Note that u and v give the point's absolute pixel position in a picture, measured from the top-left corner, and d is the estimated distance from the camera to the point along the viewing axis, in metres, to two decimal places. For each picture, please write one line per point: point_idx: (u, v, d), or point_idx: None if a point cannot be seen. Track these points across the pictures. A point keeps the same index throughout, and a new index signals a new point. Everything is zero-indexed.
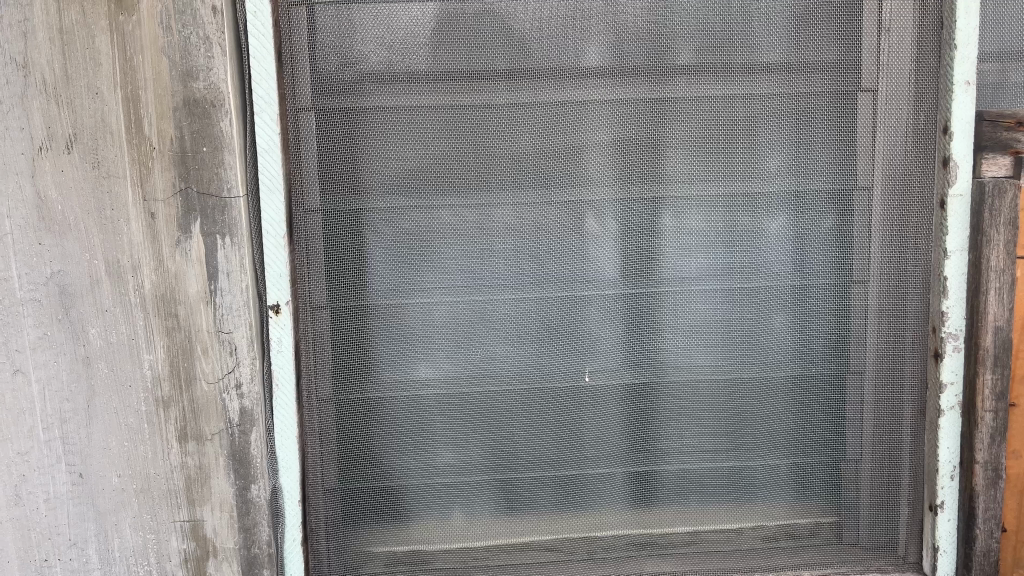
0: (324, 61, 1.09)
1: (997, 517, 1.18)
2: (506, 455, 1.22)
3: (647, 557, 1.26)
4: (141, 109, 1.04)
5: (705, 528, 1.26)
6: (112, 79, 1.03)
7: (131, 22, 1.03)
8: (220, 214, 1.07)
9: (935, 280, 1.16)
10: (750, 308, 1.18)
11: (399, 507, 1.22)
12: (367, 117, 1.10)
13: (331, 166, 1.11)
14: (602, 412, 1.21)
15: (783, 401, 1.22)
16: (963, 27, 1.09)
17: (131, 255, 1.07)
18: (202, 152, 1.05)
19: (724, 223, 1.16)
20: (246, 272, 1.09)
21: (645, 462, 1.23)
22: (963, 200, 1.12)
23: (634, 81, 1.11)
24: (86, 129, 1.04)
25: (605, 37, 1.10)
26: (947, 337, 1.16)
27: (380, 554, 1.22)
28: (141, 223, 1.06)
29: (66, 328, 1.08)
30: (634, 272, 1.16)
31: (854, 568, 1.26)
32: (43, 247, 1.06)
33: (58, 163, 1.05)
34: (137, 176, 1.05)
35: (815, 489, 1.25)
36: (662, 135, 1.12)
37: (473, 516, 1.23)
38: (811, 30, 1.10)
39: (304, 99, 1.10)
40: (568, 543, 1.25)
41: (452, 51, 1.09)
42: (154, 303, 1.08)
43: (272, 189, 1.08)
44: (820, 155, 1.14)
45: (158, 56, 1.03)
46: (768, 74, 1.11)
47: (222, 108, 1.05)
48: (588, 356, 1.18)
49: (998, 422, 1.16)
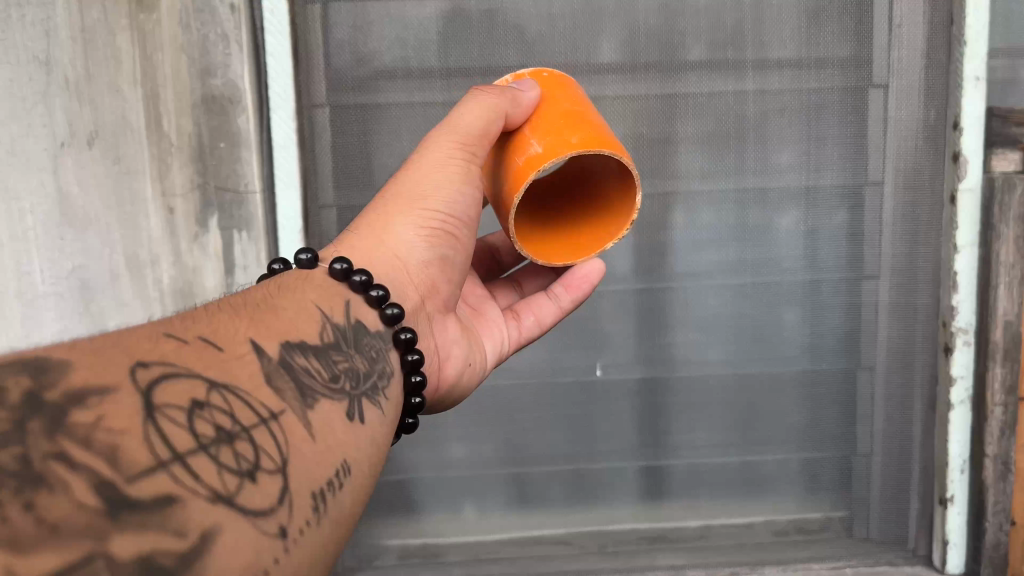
0: (338, 58, 1.09)
1: (1007, 510, 1.19)
2: (519, 448, 1.23)
3: (658, 550, 1.28)
4: (161, 106, 1.08)
5: (716, 522, 1.28)
6: (133, 78, 1.07)
7: (151, 21, 1.06)
8: (236, 210, 1.11)
9: (944, 274, 1.16)
10: (760, 302, 1.19)
11: (412, 501, 1.24)
12: (381, 113, 1.11)
13: (345, 163, 1.12)
14: (612, 407, 1.22)
15: (794, 394, 1.22)
16: (972, 24, 1.08)
17: (150, 249, 1.12)
18: (220, 148, 1.09)
19: (736, 219, 1.16)
20: (262, 268, 1.12)
21: (656, 454, 1.25)
22: (973, 195, 1.12)
23: (647, 77, 1.11)
24: (107, 125, 1.07)
25: (615, 35, 1.10)
26: (957, 332, 1.16)
27: (394, 546, 1.25)
28: (160, 219, 1.11)
29: (88, 320, 1.12)
30: (644, 267, 1.17)
31: (865, 562, 1.27)
32: (65, 243, 1.09)
33: (81, 159, 1.07)
34: (157, 171, 1.10)
35: (826, 483, 1.26)
36: (673, 130, 1.13)
37: (484, 509, 1.25)
38: (822, 26, 1.11)
39: (319, 96, 1.10)
40: (580, 536, 1.27)
41: (464, 48, 1.10)
42: (173, 296, 1.14)
43: (287, 184, 1.10)
44: (831, 151, 1.14)
45: (178, 54, 1.07)
46: (779, 70, 1.12)
47: (240, 104, 1.08)
48: (600, 351, 1.20)
49: (1008, 416, 1.16)
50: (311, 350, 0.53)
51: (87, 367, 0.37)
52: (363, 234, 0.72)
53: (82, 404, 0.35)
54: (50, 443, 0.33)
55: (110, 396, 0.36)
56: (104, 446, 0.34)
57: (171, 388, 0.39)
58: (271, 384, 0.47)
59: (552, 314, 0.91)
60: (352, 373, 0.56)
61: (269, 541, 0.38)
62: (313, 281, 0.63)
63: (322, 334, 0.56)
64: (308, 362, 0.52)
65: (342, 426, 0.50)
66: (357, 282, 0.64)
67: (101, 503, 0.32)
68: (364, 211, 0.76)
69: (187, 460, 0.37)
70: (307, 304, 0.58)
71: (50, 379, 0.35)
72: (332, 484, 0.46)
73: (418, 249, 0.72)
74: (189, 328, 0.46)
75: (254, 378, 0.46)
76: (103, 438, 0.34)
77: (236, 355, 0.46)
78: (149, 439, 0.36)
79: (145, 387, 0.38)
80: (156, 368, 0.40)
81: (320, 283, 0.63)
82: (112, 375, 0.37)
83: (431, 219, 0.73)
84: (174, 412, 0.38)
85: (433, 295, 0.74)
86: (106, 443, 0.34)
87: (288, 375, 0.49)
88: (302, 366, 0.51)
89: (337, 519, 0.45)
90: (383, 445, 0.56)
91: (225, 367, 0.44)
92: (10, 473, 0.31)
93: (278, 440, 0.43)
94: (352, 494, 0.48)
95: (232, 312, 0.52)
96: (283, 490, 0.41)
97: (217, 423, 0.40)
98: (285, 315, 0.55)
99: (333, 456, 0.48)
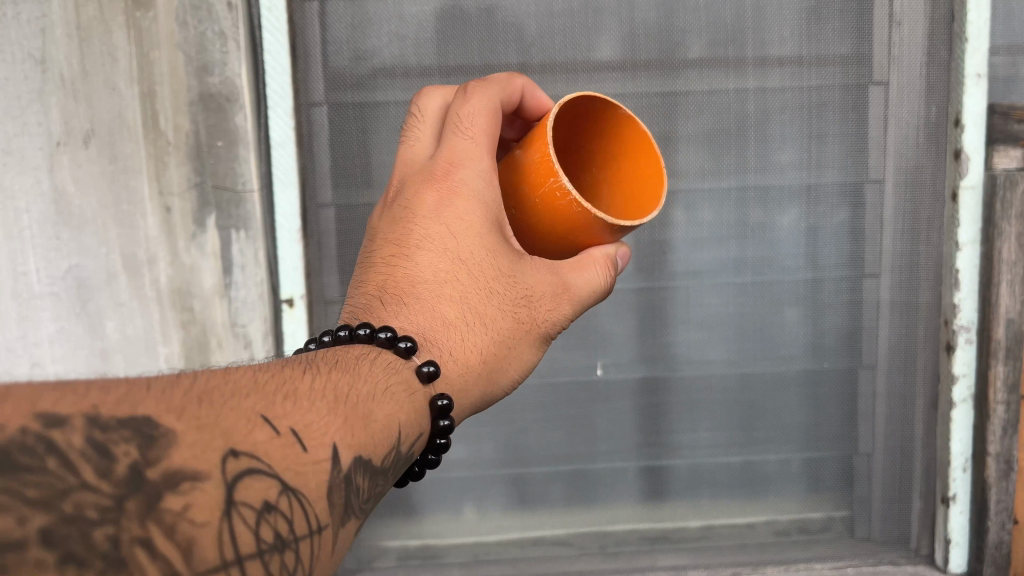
0: (336, 56, 1.08)
1: (1009, 509, 1.19)
2: (519, 449, 1.22)
3: (659, 550, 1.27)
4: (157, 104, 1.07)
5: (717, 522, 1.27)
6: (130, 75, 1.05)
7: (147, 18, 1.04)
8: (235, 208, 1.10)
9: (946, 273, 1.16)
10: (761, 301, 1.19)
11: (412, 502, 1.23)
12: (380, 111, 1.10)
13: (344, 162, 1.11)
14: (613, 406, 1.22)
15: (795, 394, 1.22)
16: (973, 21, 1.07)
17: (147, 249, 1.11)
18: (218, 146, 1.08)
19: (736, 216, 1.16)
20: (261, 268, 1.12)
21: (657, 455, 1.24)
22: (975, 192, 1.12)
23: (646, 75, 1.11)
24: (102, 124, 1.06)
25: (615, 32, 1.10)
26: (959, 330, 1.16)
27: (393, 548, 1.24)
28: (157, 218, 1.10)
29: (84, 321, 1.12)
30: (645, 266, 1.17)
31: (867, 562, 1.26)
32: (61, 241, 1.09)
33: (76, 157, 1.06)
34: (153, 170, 1.08)
35: (828, 483, 1.25)
36: (674, 128, 1.12)
37: (484, 511, 1.25)
38: (823, 23, 1.10)
39: (318, 95, 1.09)
40: (580, 537, 1.27)
41: (462, 46, 1.09)
42: (170, 296, 1.13)
43: (286, 183, 1.09)
44: (831, 148, 1.14)
45: (174, 51, 1.05)
46: (779, 67, 1.12)
47: (237, 102, 1.07)
48: (600, 350, 1.19)
49: (1010, 414, 1.16)
50: (375, 471, 0.52)
51: (190, 446, 0.40)
52: (475, 378, 0.68)
53: (175, 489, 0.39)
54: (140, 527, 0.37)
55: (200, 485, 0.40)
56: (183, 539, 0.38)
57: (252, 487, 0.42)
58: (330, 500, 0.48)
59: None
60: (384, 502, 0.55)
61: None
62: (411, 399, 0.59)
63: (390, 456, 0.54)
64: (366, 485, 0.51)
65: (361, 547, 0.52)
66: (440, 428, 0.62)
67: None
68: (489, 324, 0.69)
69: (243, 564, 0.41)
70: (396, 418, 0.56)
71: (156, 454, 0.39)
72: None
73: (498, 395, 0.72)
74: (287, 414, 0.47)
75: (320, 489, 0.47)
76: (185, 530, 0.38)
77: (315, 458, 0.47)
78: (221, 538, 0.40)
79: (230, 481, 0.41)
80: (245, 460, 0.42)
81: (413, 401, 0.59)
82: (206, 459, 0.40)
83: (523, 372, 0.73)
84: (247, 512, 0.41)
85: None
86: (185, 536, 0.38)
87: (345, 494, 0.49)
88: (359, 486, 0.51)
89: None
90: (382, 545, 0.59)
91: (308, 471, 0.46)
92: (101, 553, 0.36)
93: (314, 557, 0.46)
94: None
95: (330, 402, 0.50)
96: None
97: (278, 531, 0.43)
98: (375, 421, 0.53)
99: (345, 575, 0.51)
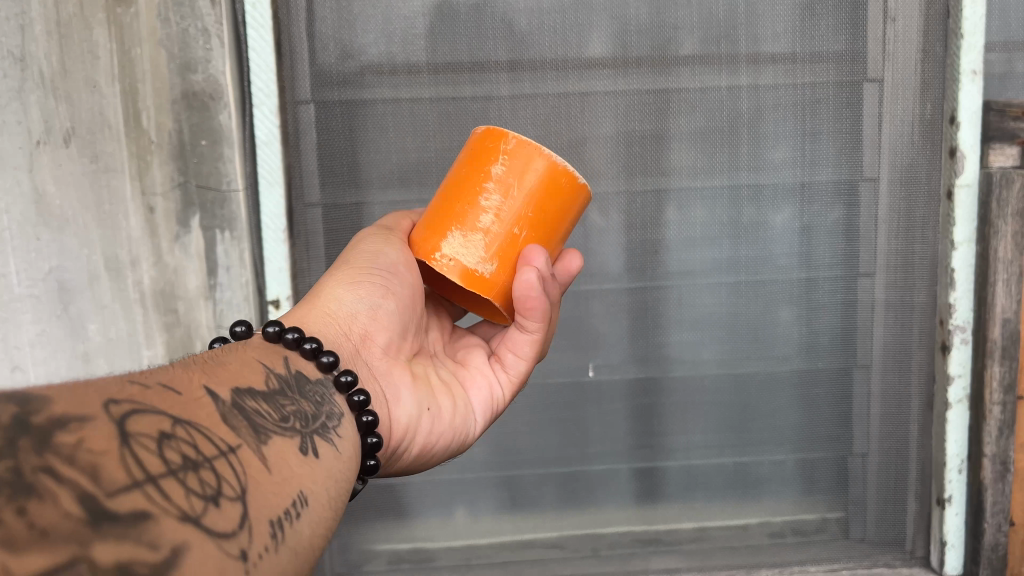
0: (323, 53, 1.06)
1: (1005, 510, 1.18)
2: (510, 450, 1.21)
3: (652, 553, 1.26)
4: (140, 103, 1.06)
5: (710, 525, 1.26)
6: (110, 73, 1.04)
7: (128, 14, 1.03)
8: (219, 208, 1.09)
9: (942, 272, 1.14)
10: (754, 300, 1.17)
11: (402, 504, 1.22)
12: (367, 109, 1.08)
13: (330, 161, 1.09)
14: (605, 408, 1.20)
15: (789, 394, 1.21)
16: (968, 17, 1.06)
17: (129, 250, 1.10)
18: (201, 145, 1.07)
19: (728, 215, 1.14)
20: (245, 268, 1.10)
21: (650, 456, 1.23)
22: (970, 191, 1.11)
23: (638, 72, 1.09)
24: (83, 123, 1.04)
25: (606, 29, 1.08)
26: (954, 329, 1.15)
27: (383, 552, 1.22)
28: (140, 218, 1.09)
29: (66, 325, 1.09)
30: (637, 266, 1.15)
31: (861, 564, 1.25)
32: (42, 243, 1.05)
33: (57, 158, 1.03)
34: (136, 170, 1.08)
35: (822, 483, 1.24)
36: (665, 126, 1.11)
37: (475, 514, 1.23)
38: (817, 20, 1.09)
39: (303, 92, 1.07)
40: (573, 539, 1.25)
41: (451, 42, 1.07)
42: (153, 299, 1.12)
43: (270, 183, 1.07)
44: (825, 146, 1.12)
45: (155, 48, 1.04)
46: (772, 64, 1.10)
47: (221, 100, 1.06)
48: (591, 352, 1.18)
49: (1006, 415, 1.15)
50: (259, 396, 0.58)
51: (67, 398, 0.40)
52: (299, 303, 0.80)
53: (65, 427, 0.39)
54: (38, 458, 0.36)
55: (88, 424, 0.40)
56: (86, 466, 0.38)
57: (142, 421, 0.43)
58: (228, 422, 0.51)
59: (527, 345, 0.89)
60: (300, 415, 0.61)
61: (233, 562, 0.42)
62: (254, 344, 0.68)
63: (268, 380, 0.62)
64: (258, 405, 0.57)
65: (294, 462, 0.55)
66: (292, 340, 0.70)
67: (84, 513, 0.36)
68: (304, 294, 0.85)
69: (159, 481, 0.41)
70: (252, 360, 0.63)
71: (36, 406, 0.38)
72: (287, 512, 0.50)
73: (346, 300, 0.80)
74: (151, 374, 0.50)
75: (212, 416, 0.50)
76: (85, 457, 0.38)
77: (195, 396, 0.51)
78: (125, 461, 0.40)
79: (118, 417, 0.42)
80: (126, 404, 0.44)
81: (258, 346, 0.68)
82: (89, 404, 0.41)
83: (359, 276, 0.82)
84: (146, 440, 0.42)
85: (366, 343, 0.80)
86: (87, 461, 0.38)
87: (241, 416, 0.53)
88: (253, 411, 0.55)
89: (294, 547, 0.49)
90: (342, 478, 0.60)
91: (183, 406, 0.49)
92: (6, 482, 0.35)
93: (239, 472, 0.48)
94: (309, 525, 0.51)
95: (186, 365, 0.56)
96: (244, 515, 0.45)
97: (183, 452, 0.44)
98: (233, 365, 0.60)
99: (290, 490, 0.52)
